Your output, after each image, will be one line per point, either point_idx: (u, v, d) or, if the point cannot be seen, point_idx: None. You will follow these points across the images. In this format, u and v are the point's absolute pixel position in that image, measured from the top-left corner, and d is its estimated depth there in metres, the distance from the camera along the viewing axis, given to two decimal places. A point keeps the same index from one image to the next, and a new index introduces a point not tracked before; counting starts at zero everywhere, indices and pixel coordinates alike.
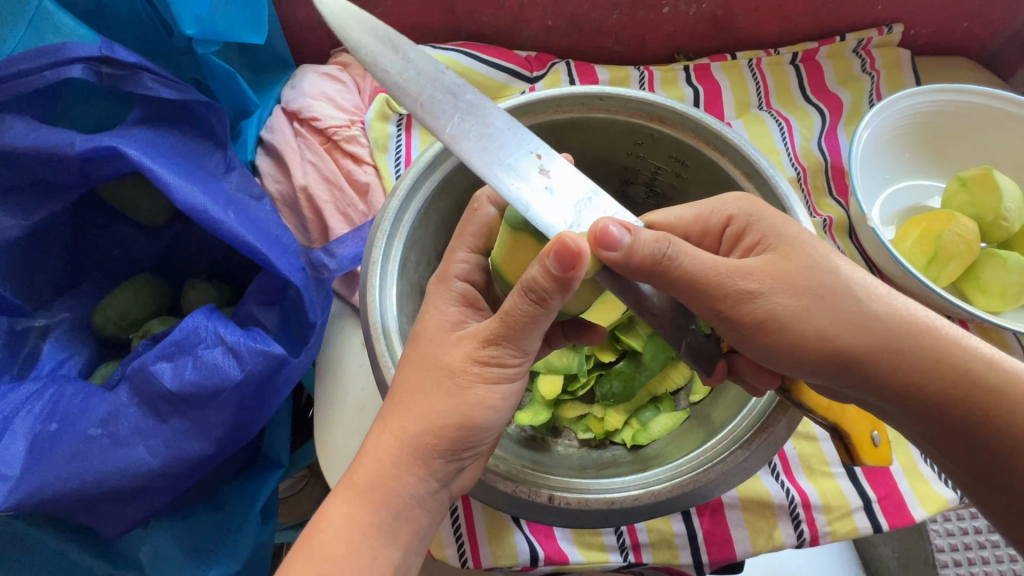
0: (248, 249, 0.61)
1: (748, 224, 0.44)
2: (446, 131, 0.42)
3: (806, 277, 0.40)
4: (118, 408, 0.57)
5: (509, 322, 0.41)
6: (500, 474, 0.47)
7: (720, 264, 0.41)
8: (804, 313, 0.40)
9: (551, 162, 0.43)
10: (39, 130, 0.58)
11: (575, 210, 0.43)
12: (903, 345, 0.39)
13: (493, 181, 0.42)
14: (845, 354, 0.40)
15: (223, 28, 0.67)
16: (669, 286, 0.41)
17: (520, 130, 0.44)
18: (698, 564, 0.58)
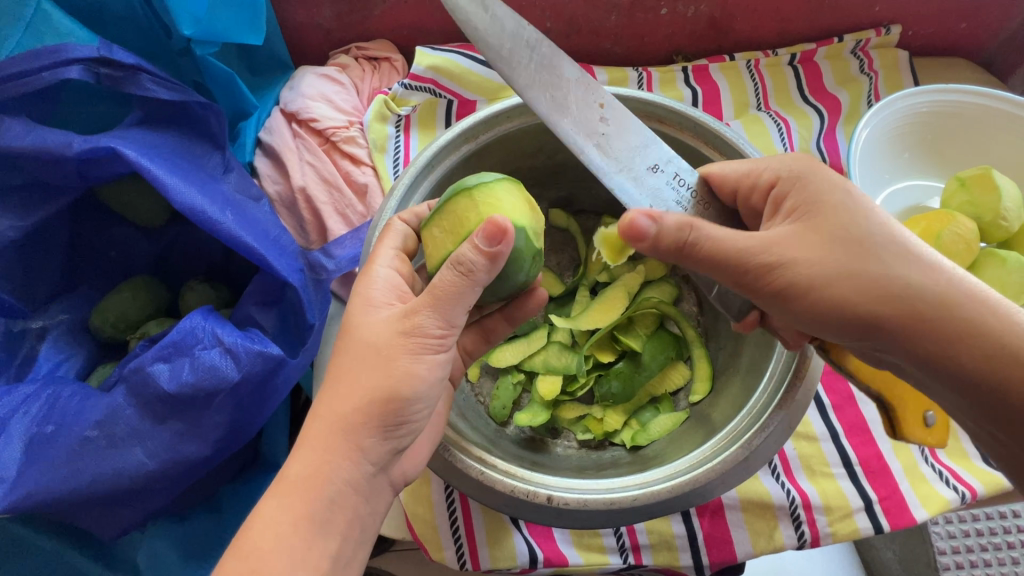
0: (246, 250, 0.60)
1: (791, 190, 0.43)
2: (518, 82, 0.43)
3: (836, 247, 0.41)
4: (114, 410, 0.56)
5: (438, 295, 0.41)
6: (500, 477, 0.46)
7: (750, 241, 0.42)
8: (828, 280, 0.40)
9: (613, 112, 0.45)
10: (36, 131, 0.58)
11: (630, 157, 0.45)
12: (934, 312, 0.39)
13: (553, 128, 0.44)
14: (869, 320, 0.40)
15: (221, 29, 0.67)
16: (690, 262, 0.43)
17: (586, 77, 0.45)
18: (699, 566, 0.58)
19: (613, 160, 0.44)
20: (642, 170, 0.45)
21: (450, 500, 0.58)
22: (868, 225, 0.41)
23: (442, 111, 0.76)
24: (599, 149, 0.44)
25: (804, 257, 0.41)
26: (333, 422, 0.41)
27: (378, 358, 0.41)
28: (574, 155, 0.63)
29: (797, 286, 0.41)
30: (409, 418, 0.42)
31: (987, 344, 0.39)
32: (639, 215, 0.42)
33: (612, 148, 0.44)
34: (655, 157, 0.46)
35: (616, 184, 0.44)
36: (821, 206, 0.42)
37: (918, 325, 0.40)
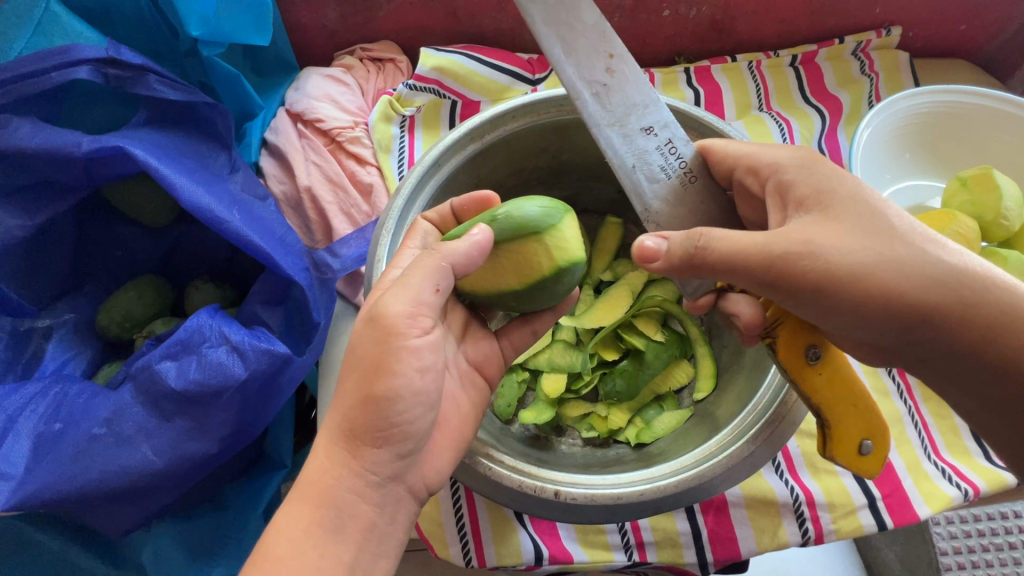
0: (254, 249, 0.61)
1: (796, 178, 0.43)
2: (534, 17, 0.43)
3: (874, 234, 0.40)
4: (121, 408, 0.57)
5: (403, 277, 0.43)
6: (507, 471, 0.47)
7: (770, 236, 0.40)
8: (876, 270, 0.39)
9: (621, 65, 0.45)
10: (45, 131, 0.59)
11: (625, 113, 0.45)
12: (973, 300, 0.40)
13: (557, 65, 0.44)
14: (919, 310, 0.40)
15: (228, 30, 0.68)
16: (711, 275, 0.42)
17: (603, 23, 0.44)
18: (703, 563, 0.58)
19: (608, 112, 0.45)
20: (634, 128, 0.45)
21: (455, 498, 0.58)
22: (892, 213, 0.40)
23: (446, 112, 0.76)
24: (597, 99, 0.45)
25: (841, 246, 0.39)
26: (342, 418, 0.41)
27: (387, 354, 0.42)
28: (578, 155, 0.64)
29: (844, 277, 0.39)
30: (417, 413, 0.42)
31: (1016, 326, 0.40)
32: (648, 240, 0.42)
33: (610, 100, 0.45)
34: (652, 119, 0.46)
35: (604, 136, 0.45)
36: (837, 194, 0.41)
37: (962, 311, 0.40)
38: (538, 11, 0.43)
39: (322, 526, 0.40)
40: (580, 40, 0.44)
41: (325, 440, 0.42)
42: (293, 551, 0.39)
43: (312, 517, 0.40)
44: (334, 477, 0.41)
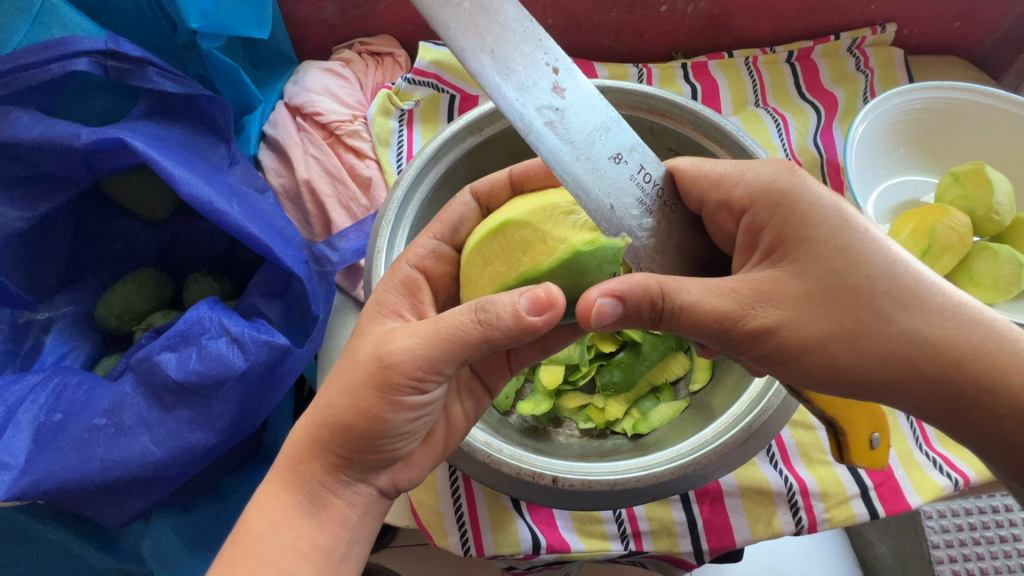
0: (253, 241, 0.61)
1: (768, 220, 0.41)
2: (457, 42, 0.34)
3: (829, 301, 0.38)
4: (122, 398, 0.57)
5: (444, 332, 0.39)
6: (506, 458, 0.48)
7: (728, 304, 0.39)
8: (829, 348, 0.38)
9: (568, 79, 0.37)
10: (44, 122, 0.59)
11: (587, 140, 0.38)
12: (941, 373, 0.37)
13: (496, 95, 0.35)
14: (872, 383, 0.39)
15: (226, 23, 0.68)
16: (677, 331, 0.40)
17: (537, 29, 0.36)
18: (699, 552, 0.59)
19: (568, 144, 0.37)
20: (601, 157, 0.39)
21: (454, 486, 0.59)
22: (868, 269, 0.38)
23: (444, 106, 0.76)
24: (553, 130, 0.37)
25: (791, 319, 0.38)
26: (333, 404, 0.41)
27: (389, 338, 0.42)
28: None
29: (790, 351, 0.39)
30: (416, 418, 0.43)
31: (1002, 389, 0.37)
32: (602, 295, 0.38)
33: (567, 129, 0.37)
34: (618, 143, 0.39)
35: (570, 174, 0.38)
36: (806, 242, 0.39)
37: (923, 383, 0.38)
38: (457, 33, 0.34)
39: (298, 509, 0.42)
40: (515, 56, 0.35)
41: (325, 436, 0.42)
42: (267, 529, 0.41)
43: (289, 503, 0.42)
44: (307, 466, 0.42)
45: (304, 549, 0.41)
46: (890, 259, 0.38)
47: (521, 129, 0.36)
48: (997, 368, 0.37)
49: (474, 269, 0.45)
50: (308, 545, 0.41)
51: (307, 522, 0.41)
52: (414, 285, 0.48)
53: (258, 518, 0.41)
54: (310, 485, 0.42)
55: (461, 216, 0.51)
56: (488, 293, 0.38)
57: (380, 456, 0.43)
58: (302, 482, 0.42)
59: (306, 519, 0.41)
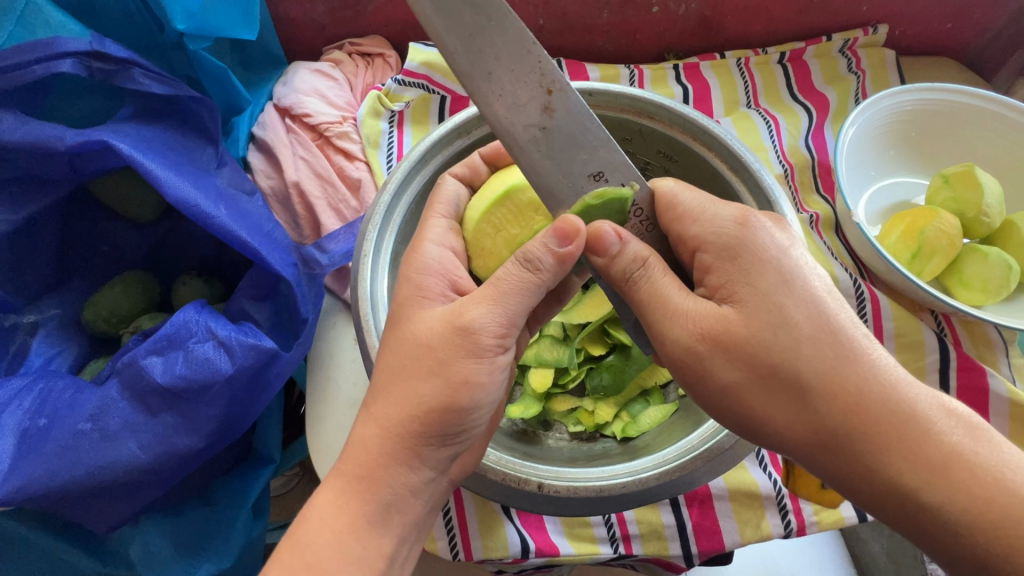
0: (240, 244, 0.61)
1: (712, 265, 0.42)
2: (455, 58, 0.37)
3: (746, 353, 0.39)
4: (108, 403, 0.56)
5: (501, 290, 0.42)
6: (492, 464, 0.47)
7: (672, 318, 0.41)
8: (741, 392, 0.40)
9: (562, 99, 0.40)
10: (27, 124, 0.58)
11: (569, 157, 0.42)
12: (845, 442, 0.37)
13: (488, 112, 0.39)
14: (783, 436, 0.39)
15: (214, 24, 0.67)
16: (631, 303, 0.44)
17: (539, 50, 0.38)
18: (687, 555, 0.59)
19: (550, 160, 0.41)
20: (580, 175, 0.42)
21: None
22: (794, 328, 0.38)
23: (435, 107, 0.76)
24: (538, 146, 0.41)
25: (708, 360, 0.40)
26: (423, 386, 0.41)
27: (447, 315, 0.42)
28: None
29: (706, 387, 0.41)
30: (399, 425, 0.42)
31: (887, 465, 0.36)
32: (610, 228, 0.42)
33: (551, 146, 0.41)
34: (602, 162, 0.42)
35: (546, 186, 0.42)
36: (741, 287, 0.40)
37: (820, 446, 0.38)
38: (457, 54, 0.37)
39: (330, 516, 0.40)
40: (510, 77, 0.39)
41: None
42: (332, 539, 0.40)
43: (360, 509, 0.41)
44: (391, 469, 0.42)
45: (372, 558, 0.41)
46: (813, 318, 0.38)
47: (506, 145, 0.41)
48: (888, 444, 0.36)
49: (486, 236, 0.52)
50: (376, 554, 0.41)
51: (374, 530, 0.41)
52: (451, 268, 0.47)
53: (319, 528, 0.40)
54: (391, 488, 0.42)
55: (457, 196, 0.52)
56: (526, 244, 0.42)
57: (456, 441, 0.44)
58: (382, 482, 0.42)
59: (371, 526, 0.41)
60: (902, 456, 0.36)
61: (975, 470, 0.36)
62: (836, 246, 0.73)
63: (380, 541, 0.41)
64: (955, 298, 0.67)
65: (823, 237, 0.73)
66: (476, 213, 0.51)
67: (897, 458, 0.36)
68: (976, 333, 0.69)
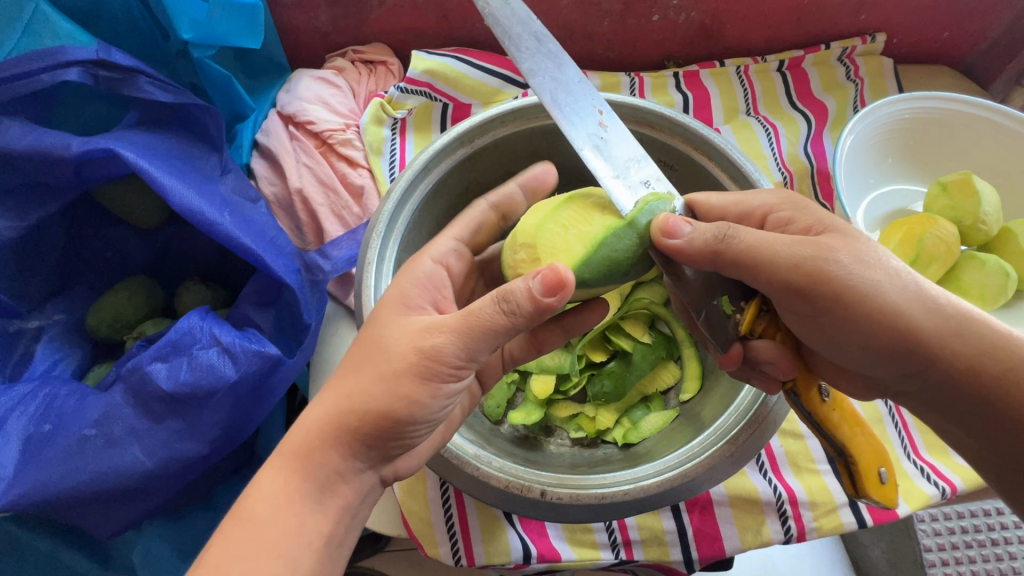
0: (244, 251, 0.61)
1: (793, 215, 0.46)
2: (525, 67, 0.46)
3: (871, 258, 0.42)
4: (112, 408, 0.57)
5: (472, 326, 0.41)
6: (495, 471, 0.48)
7: (795, 248, 0.42)
8: (880, 289, 0.41)
9: (611, 119, 0.47)
10: (36, 132, 0.59)
11: (625, 164, 0.45)
12: (964, 328, 0.41)
13: (557, 118, 0.45)
14: (912, 333, 0.41)
15: (220, 33, 0.68)
16: (728, 267, 0.43)
17: (587, 84, 0.47)
18: (688, 560, 0.59)
19: (606, 160, 0.45)
20: (633, 178, 0.45)
21: (445, 499, 0.59)
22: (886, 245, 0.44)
23: (437, 114, 0.77)
24: (597, 152, 0.45)
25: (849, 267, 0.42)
26: (370, 389, 0.41)
27: (416, 334, 0.42)
28: (568, 160, 0.64)
29: (843, 294, 0.41)
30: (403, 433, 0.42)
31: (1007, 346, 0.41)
32: (674, 218, 0.43)
33: (606, 150, 0.45)
34: (649, 173, 0.46)
35: (605, 182, 0.44)
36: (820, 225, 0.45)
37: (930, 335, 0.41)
38: (529, 72, 0.46)
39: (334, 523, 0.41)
40: (568, 93, 0.46)
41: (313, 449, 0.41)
42: (272, 515, 0.39)
43: None
44: (321, 453, 0.41)
45: (307, 535, 0.39)
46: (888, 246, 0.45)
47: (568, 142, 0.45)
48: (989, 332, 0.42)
49: (553, 235, 0.45)
50: (312, 533, 0.40)
51: (310, 507, 0.40)
52: (439, 281, 0.48)
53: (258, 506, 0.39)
54: (321, 471, 0.41)
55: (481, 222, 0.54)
56: (507, 283, 0.40)
57: (397, 444, 0.43)
58: (316, 466, 0.41)
59: (305, 508, 0.40)
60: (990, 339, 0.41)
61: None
62: None
63: (314, 521, 0.40)
64: None
65: None
66: (536, 219, 0.47)
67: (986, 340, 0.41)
68: None
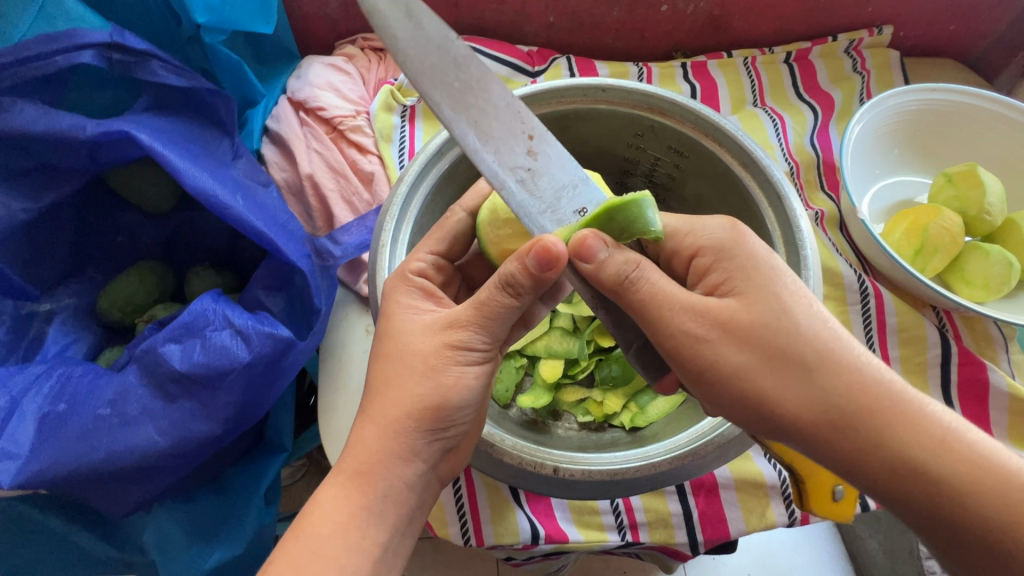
0: (256, 234, 0.61)
1: (712, 265, 0.42)
2: (444, 110, 0.41)
3: (757, 335, 0.38)
4: (127, 388, 0.58)
5: (484, 314, 0.44)
6: (508, 448, 0.48)
7: (670, 313, 0.40)
8: (749, 371, 0.38)
9: (542, 144, 0.44)
10: (48, 113, 0.58)
11: (555, 197, 0.44)
12: (851, 419, 0.36)
13: (482, 164, 0.42)
14: (784, 422, 0.38)
15: (233, 18, 0.68)
16: (625, 308, 0.42)
17: (517, 104, 0.43)
18: (693, 543, 0.61)
19: (537, 199, 0.44)
20: (566, 212, 0.44)
21: (455, 489, 0.59)
22: (792, 313, 0.38)
23: None
24: (526, 187, 0.44)
25: (721, 339, 0.39)
26: (417, 391, 0.44)
27: (439, 331, 0.45)
28: (578, 145, 0.64)
29: (716, 370, 0.39)
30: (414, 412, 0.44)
31: (904, 444, 0.36)
32: (592, 234, 0.41)
33: (536, 186, 0.44)
34: (585, 199, 0.45)
35: (536, 223, 0.44)
36: (749, 282, 0.40)
37: (835, 431, 0.36)
38: (445, 105, 0.41)
39: (368, 511, 0.43)
40: (495, 125, 0.43)
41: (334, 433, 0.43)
42: (332, 529, 0.42)
43: (358, 502, 0.43)
44: (377, 466, 0.44)
45: (366, 548, 0.42)
46: (807, 306, 0.39)
47: (494, 186, 0.43)
48: (898, 424, 0.36)
49: None
50: (371, 544, 0.42)
51: (370, 523, 0.43)
52: (432, 288, 0.49)
53: (321, 520, 0.42)
54: (386, 481, 0.44)
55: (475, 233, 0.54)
56: (504, 268, 0.42)
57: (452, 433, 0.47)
58: (354, 481, 0.44)
59: (370, 520, 0.43)
60: (910, 433, 0.36)
61: (976, 445, 0.36)
62: (840, 243, 0.74)
63: (374, 533, 0.43)
64: (957, 294, 0.68)
65: (828, 234, 0.75)
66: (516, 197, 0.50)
67: (905, 434, 0.36)
68: (977, 329, 0.71)
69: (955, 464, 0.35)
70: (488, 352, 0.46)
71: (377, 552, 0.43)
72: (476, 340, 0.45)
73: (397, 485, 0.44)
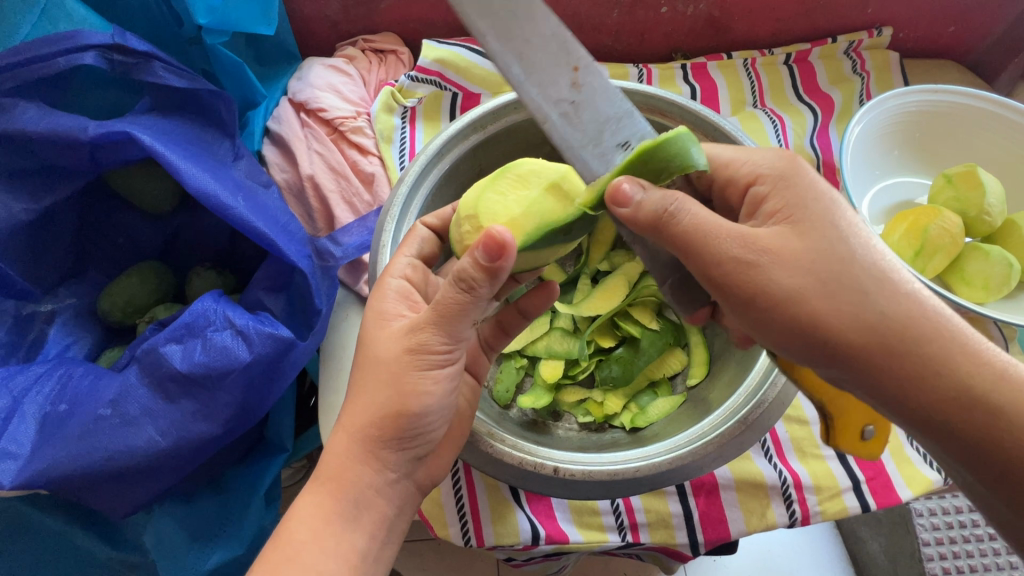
0: (257, 234, 0.62)
1: (771, 193, 0.40)
2: (485, 38, 0.37)
3: (817, 261, 0.37)
4: (128, 389, 0.57)
5: (442, 313, 0.42)
6: (507, 449, 0.48)
7: (725, 236, 0.38)
8: (806, 294, 0.37)
9: (588, 75, 0.40)
10: (51, 115, 0.59)
11: (599, 130, 0.40)
12: (903, 345, 0.37)
13: (523, 95, 0.38)
14: (838, 345, 0.37)
15: (234, 19, 0.68)
16: (665, 242, 0.39)
17: (563, 31, 0.39)
18: (694, 543, 0.60)
19: (581, 131, 0.40)
20: (611, 145, 0.40)
21: (455, 480, 0.59)
22: (846, 242, 0.38)
23: (447, 104, 0.77)
24: (569, 120, 0.39)
25: (777, 264, 0.38)
26: (376, 399, 0.44)
27: (404, 334, 0.44)
28: None
29: (769, 297, 0.38)
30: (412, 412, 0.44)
31: (954, 364, 0.37)
32: (625, 181, 0.38)
33: (580, 118, 0.39)
34: (630, 133, 0.41)
35: (578, 157, 0.40)
36: (805, 211, 0.39)
37: (889, 352, 0.37)
38: (487, 33, 0.37)
39: (341, 514, 0.43)
40: (540, 54, 0.38)
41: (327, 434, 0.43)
42: (311, 535, 0.42)
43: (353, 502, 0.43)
44: (372, 466, 0.44)
45: (344, 553, 0.42)
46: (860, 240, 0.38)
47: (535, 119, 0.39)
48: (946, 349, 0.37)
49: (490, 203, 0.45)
50: (348, 548, 0.43)
51: (346, 526, 0.43)
52: (409, 291, 0.49)
53: (303, 524, 0.42)
54: (362, 485, 0.44)
55: None
56: (455, 264, 0.40)
57: (420, 442, 0.47)
58: (352, 480, 0.44)
59: (344, 522, 0.43)
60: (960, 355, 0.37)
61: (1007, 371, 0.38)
62: None
63: (350, 537, 0.43)
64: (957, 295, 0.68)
65: None
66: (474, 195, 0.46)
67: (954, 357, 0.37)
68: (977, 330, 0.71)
69: (989, 391, 0.37)
70: (455, 352, 0.45)
71: (355, 558, 0.43)
72: (435, 340, 0.44)
73: (366, 490, 0.44)
